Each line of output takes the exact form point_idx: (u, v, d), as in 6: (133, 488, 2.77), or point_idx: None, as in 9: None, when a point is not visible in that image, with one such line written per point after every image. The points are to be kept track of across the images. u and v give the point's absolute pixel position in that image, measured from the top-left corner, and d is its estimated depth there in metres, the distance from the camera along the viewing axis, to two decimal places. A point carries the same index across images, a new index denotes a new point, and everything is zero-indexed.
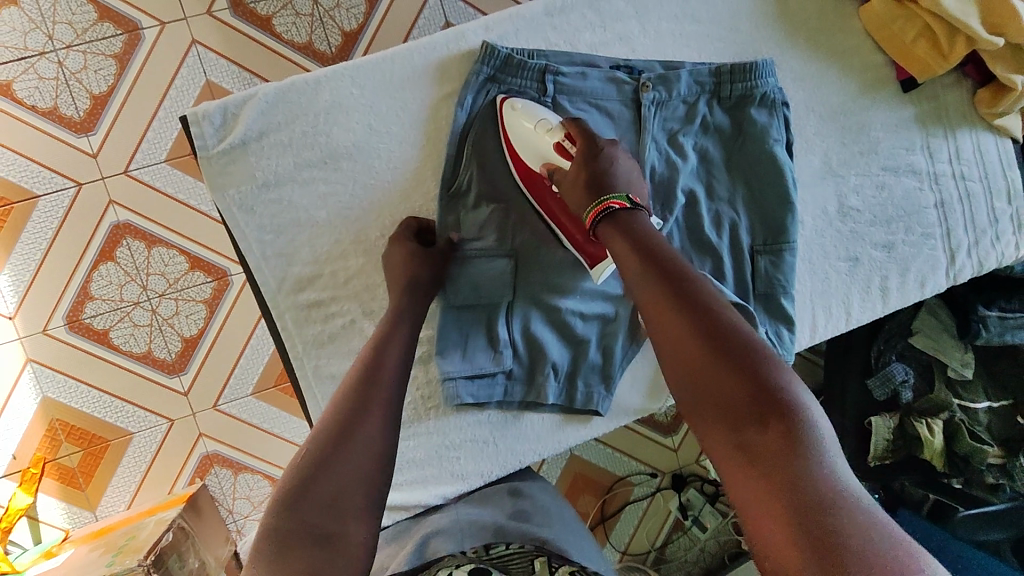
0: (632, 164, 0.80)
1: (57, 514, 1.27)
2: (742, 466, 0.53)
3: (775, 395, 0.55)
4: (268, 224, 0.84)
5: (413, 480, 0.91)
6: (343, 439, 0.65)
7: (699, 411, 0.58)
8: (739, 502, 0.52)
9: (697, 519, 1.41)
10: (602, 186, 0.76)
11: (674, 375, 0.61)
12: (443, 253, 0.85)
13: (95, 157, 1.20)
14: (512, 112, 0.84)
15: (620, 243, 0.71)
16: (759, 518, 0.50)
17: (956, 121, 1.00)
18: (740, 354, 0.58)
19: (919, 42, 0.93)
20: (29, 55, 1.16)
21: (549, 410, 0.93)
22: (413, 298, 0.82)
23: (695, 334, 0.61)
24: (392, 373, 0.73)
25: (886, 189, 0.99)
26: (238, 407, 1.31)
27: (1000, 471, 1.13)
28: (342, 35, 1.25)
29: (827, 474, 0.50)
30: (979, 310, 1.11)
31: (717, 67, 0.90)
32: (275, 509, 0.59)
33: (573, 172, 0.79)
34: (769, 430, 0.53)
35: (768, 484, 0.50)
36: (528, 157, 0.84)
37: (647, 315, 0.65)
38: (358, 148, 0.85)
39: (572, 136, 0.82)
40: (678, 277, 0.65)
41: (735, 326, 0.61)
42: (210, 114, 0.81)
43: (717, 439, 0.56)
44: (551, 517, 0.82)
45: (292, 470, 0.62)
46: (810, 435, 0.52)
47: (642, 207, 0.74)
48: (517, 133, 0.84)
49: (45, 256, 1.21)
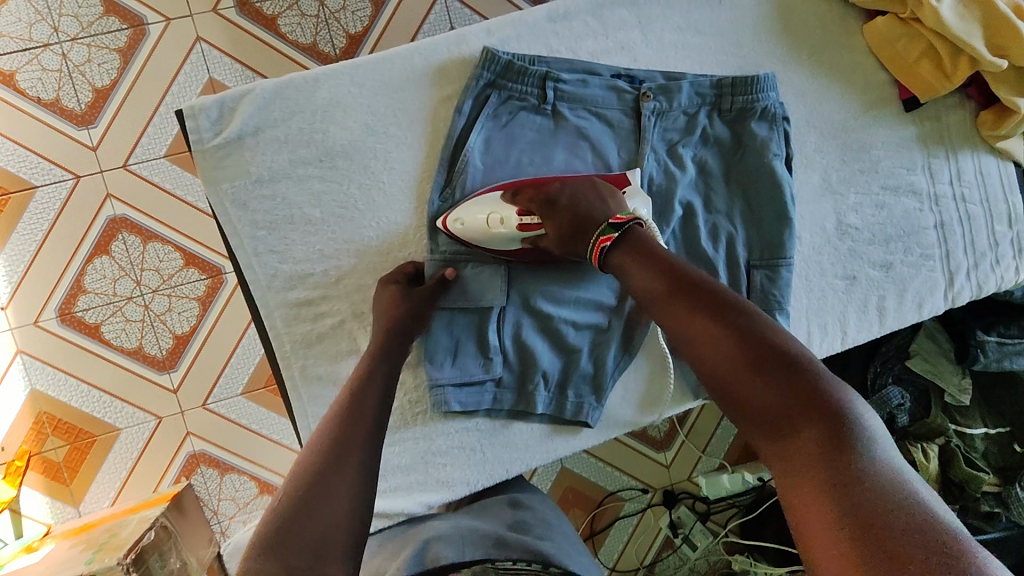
0: (583, 182, 0.81)
1: (40, 508, 1.25)
2: (789, 470, 0.53)
3: (814, 394, 0.54)
4: (261, 220, 0.83)
5: (398, 487, 0.89)
6: (321, 473, 0.66)
7: (739, 417, 0.58)
8: (790, 507, 0.51)
9: (688, 538, 1.39)
10: (587, 234, 0.76)
11: (707, 383, 0.61)
12: (430, 290, 0.83)
13: (95, 150, 1.20)
14: (462, 229, 0.83)
15: (627, 258, 0.71)
16: (810, 523, 0.49)
17: (957, 143, 1.00)
18: (773, 355, 0.58)
19: (922, 61, 0.93)
20: (33, 46, 1.16)
21: (538, 420, 0.91)
22: (397, 339, 0.81)
23: (723, 339, 0.60)
24: (373, 404, 0.74)
25: (886, 208, 0.98)
26: (227, 407, 1.30)
27: (995, 498, 1.11)
28: (346, 37, 1.24)
29: (877, 469, 0.49)
30: (978, 335, 1.09)
31: (719, 80, 0.90)
32: (253, 557, 0.60)
33: (553, 233, 0.80)
34: (811, 433, 0.53)
35: (812, 489, 0.50)
36: (501, 244, 0.84)
37: (669, 325, 0.65)
38: (354, 146, 0.85)
39: (523, 208, 0.82)
40: (693, 284, 0.65)
41: (763, 327, 0.60)
42: (207, 108, 0.80)
43: (762, 443, 0.56)
44: (552, 531, 0.83)
45: (271, 516, 0.63)
46: (855, 430, 0.52)
47: (632, 223, 0.73)
48: (482, 240, 0.84)
49: (40, 248, 1.20)
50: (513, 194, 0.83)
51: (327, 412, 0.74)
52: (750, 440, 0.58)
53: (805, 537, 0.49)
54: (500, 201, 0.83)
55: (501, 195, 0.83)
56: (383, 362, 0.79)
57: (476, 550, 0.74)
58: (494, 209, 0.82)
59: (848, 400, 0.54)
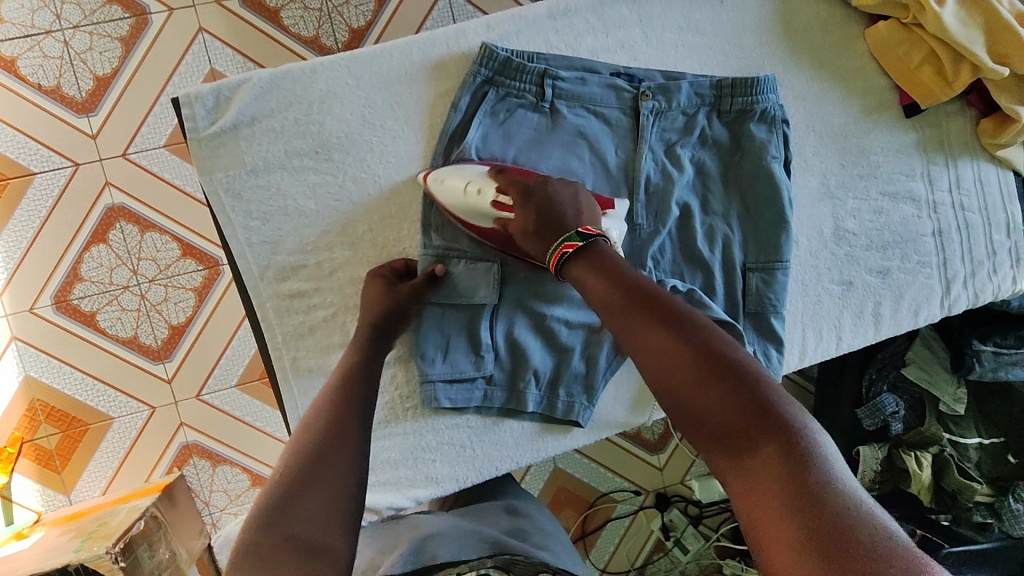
0: (566, 188, 0.79)
1: (31, 495, 1.25)
2: (747, 491, 0.50)
3: (769, 411, 0.52)
4: (255, 210, 0.83)
5: (386, 482, 0.88)
6: (318, 457, 0.66)
7: (696, 436, 0.55)
8: (751, 528, 0.48)
9: (679, 541, 1.39)
10: (552, 234, 0.74)
11: (663, 400, 0.59)
12: (414, 288, 0.83)
13: (94, 138, 1.19)
14: (439, 190, 0.82)
15: (585, 270, 0.69)
16: (771, 546, 0.46)
17: (957, 150, 0.99)
18: (730, 371, 0.56)
19: (923, 67, 0.92)
20: (35, 32, 1.16)
21: (529, 418, 0.91)
22: (381, 339, 0.81)
23: (679, 354, 0.58)
24: (361, 397, 0.74)
25: (884, 213, 0.97)
26: (221, 399, 1.30)
27: (988, 509, 1.11)
28: (349, 31, 1.24)
29: (835, 486, 0.47)
30: (974, 344, 1.08)
31: (718, 80, 0.89)
32: (254, 527, 0.60)
33: (519, 222, 0.78)
34: (768, 449, 0.50)
35: (772, 507, 0.47)
36: (472, 218, 0.83)
37: (625, 340, 0.63)
38: (350, 138, 0.84)
39: (502, 187, 0.80)
40: (649, 297, 0.64)
41: (718, 342, 0.59)
42: (203, 96, 0.80)
43: (717, 459, 0.53)
44: (549, 539, 0.82)
45: (268, 494, 0.63)
46: (811, 447, 0.50)
47: (597, 236, 0.72)
48: (455, 206, 0.82)
49: (37, 234, 1.20)
50: (499, 171, 0.81)
51: (311, 406, 0.74)
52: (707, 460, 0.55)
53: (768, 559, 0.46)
54: (483, 174, 0.82)
55: (486, 170, 0.82)
56: (368, 362, 0.78)
57: (467, 551, 0.74)
58: (474, 178, 0.81)
59: (801, 418, 0.52)
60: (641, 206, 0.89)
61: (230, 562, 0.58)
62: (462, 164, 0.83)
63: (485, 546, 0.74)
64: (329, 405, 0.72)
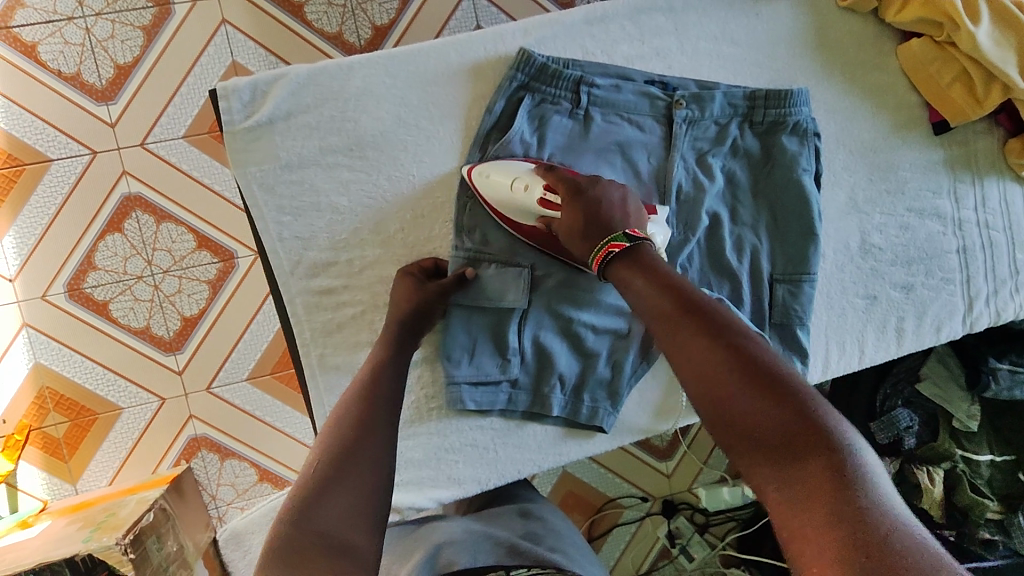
0: (615, 190, 0.78)
1: (37, 483, 1.25)
2: (789, 502, 0.50)
3: (816, 425, 0.52)
4: (287, 206, 0.83)
5: (409, 481, 0.88)
6: (348, 453, 0.66)
7: (735, 445, 0.55)
8: (791, 538, 0.49)
9: (685, 548, 1.39)
10: (597, 232, 0.73)
11: (704, 406, 0.58)
12: (443, 286, 0.82)
13: (113, 127, 1.19)
14: (485, 185, 0.82)
15: (632, 272, 0.69)
16: (812, 559, 0.46)
17: (984, 168, 1.00)
18: (778, 383, 0.55)
19: (954, 85, 0.93)
20: (57, 19, 1.15)
21: (552, 422, 0.91)
22: (409, 336, 0.81)
23: (726, 361, 0.58)
24: (389, 395, 0.74)
25: (910, 230, 0.98)
26: (232, 392, 1.29)
27: (997, 526, 1.12)
28: (372, 29, 1.24)
29: (880, 506, 0.47)
30: (990, 362, 1.09)
31: (752, 91, 0.89)
32: (286, 523, 0.60)
33: (565, 222, 0.77)
34: (813, 463, 0.50)
35: (817, 520, 0.47)
36: (516, 216, 0.83)
37: (668, 344, 0.63)
38: (384, 136, 0.84)
39: (549, 185, 0.79)
40: (699, 305, 0.63)
41: (766, 353, 0.58)
42: (240, 89, 0.80)
43: (757, 468, 0.53)
44: (563, 542, 0.82)
45: (298, 490, 0.63)
46: (859, 467, 0.50)
47: (643, 240, 0.71)
48: (501, 203, 0.82)
49: (52, 221, 1.19)
50: (547, 169, 0.81)
51: (338, 402, 0.73)
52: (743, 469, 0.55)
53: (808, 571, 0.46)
54: (531, 172, 0.81)
55: (534, 167, 0.82)
56: (397, 361, 0.78)
57: (490, 556, 0.73)
58: (523, 175, 0.81)
59: (850, 437, 0.52)
60: (672, 214, 0.89)
61: (264, 554, 0.58)
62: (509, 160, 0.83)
63: (504, 551, 0.74)
64: (355, 401, 0.72)
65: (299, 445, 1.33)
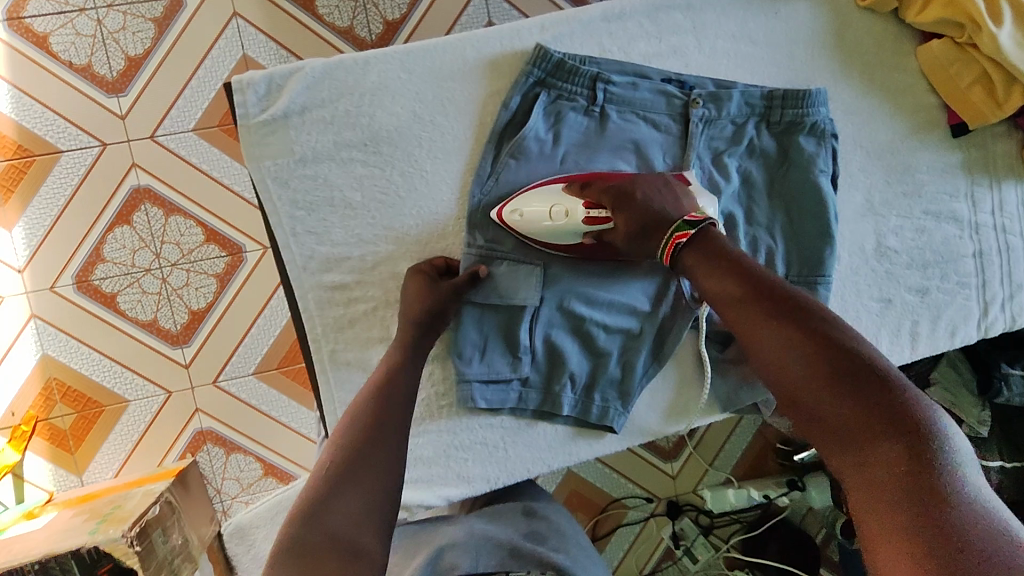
0: (658, 181, 0.79)
1: (43, 474, 1.25)
2: (861, 487, 0.52)
3: (893, 410, 0.53)
4: (300, 200, 0.82)
5: (418, 479, 0.88)
6: (361, 451, 0.66)
7: (813, 430, 0.57)
8: (865, 519, 0.51)
9: (689, 551, 1.36)
10: (659, 229, 0.74)
11: (776, 393, 0.60)
12: (456, 285, 0.81)
13: (123, 119, 1.19)
14: (520, 221, 0.81)
15: (696, 256, 0.69)
16: (882, 539, 0.48)
17: (1001, 171, 0.99)
18: (855, 368, 0.56)
19: (974, 88, 0.92)
20: (69, 10, 1.15)
21: (562, 421, 0.90)
22: (424, 336, 0.80)
23: (800, 346, 0.58)
24: (405, 391, 0.74)
25: (926, 233, 0.97)
26: (239, 386, 1.29)
27: None
28: (384, 23, 1.23)
29: (959, 489, 0.48)
30: (1002, 368, 1.06)
31: (769, 91, 0.88)
32: (295, 526, 0.59)
33: (621, 228, 0.77)
34: (889, 449, 0.51)
35: (893, 502, 0.49)
36: (559, 240, 0.83)
37: (740, 329, 0.64)
38: (399, 132, 0.83)
39: (589, 201, 0.80)
40: (770, 290, 0.63)
41: (844, 337, 0.58)
42: (255, 83, 0.79)
43: (836, 453, 0.55)
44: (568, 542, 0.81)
45: (308, 491, 0.62)
46: (937, 448, 0.50)
47: (706, 223, 0.71)
48: (541, 233, 0.82)
49: (61, 214, 1.19)
50: (580, 187, 0.81)
51: (354, 400, 0.73)
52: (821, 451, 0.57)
53: (881, 550, 0.48)
54: (562, 193, 0.81)
55: (564, 188, 0.82)
56: (410, 358, 0.78)
57: None
58: (558, 200, 0.81)
59: (930, 418, 0.52)
60: None
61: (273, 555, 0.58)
62: (535, 186, 0.82)
63: None
64: (373, 397, 0.72)
65: (306, 440, 1.33)
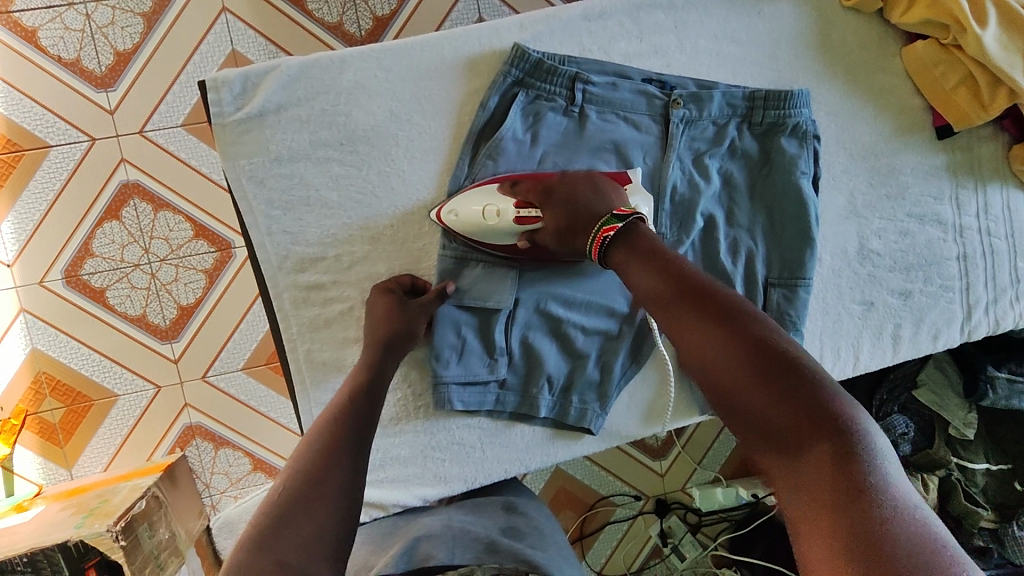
0: (586, 180, 0.80)
1: (32, 468, 1.25)
2: (792, 488, 0.51)
3: (819, 410, 0.52)
4: (277, 199, 0.82)
5: (395, 478, 0.88)
6: (318, 470, 0.64)
7: (746, 431, 0.56)
8: (794, 519, 0.50)
9: (677, 548, 1.37)
10: (587, 225, 0.75)
11: (712, 392, 0.60)
12: (426, 304, 0.82)
13: (111, 114, 1.18)
14: (457, 222, 0.82)
15: (628, 257, 0.69)
16: (808, 539, 0.47)
17: (987, 174, 0.98)
18: (782, 368, 0.55)
19: (959, 89, 0.91)
20: (57, 4, 1.15)
21: (540, 422, 0.90)
22: (391, 352, 0.80)
23: (730, 347, 0.58)
24: (367, 406, 0.73)
25: (910, 236, 0.96)
26: (226, 381, 1.29)
27: (989, 534, 1.13)
28: (373, 19, 1.22)
29: (883, 490, 0.47)
30: (988, 370, 1.07)
31: (751, 91, 0.88)
32: (248, 549, 0.57)
33: (551, 226, 0.79)
34: (816, 450, 0.51)
35: (818, 502, 0.48)
36: (494, 241, 0.83)
37: (672, 330, 0.63)
38: (377, 132, 0.83)
39: (520, 201, 0.81)
40: (700, 290, 0.63)
41: (771, 337, 0.58)
42: (231, 81, 0.79)
43: (767, 454, 0.54)
44: (545, 539, 0.81)
45: (264, 512, 0.60)
46: (861, 448, 0.50)
47: (633, 217, 0.73)
48: (478, 235, 0.82)
49: (50, 208, 1.19)
50: (512, 188, 0.82)
51: (320, 416, 0.72)
52: (754, 452, 0.56)
53: (808, 551, 0.47)
54: (496, 193, 0.82)
55: (498, 189, 0.82)
56: (376, 373, 0.78)
57: (469, 553, 0.73)
58: (490, 201, 0.81)
59: (858, 419, 0.51)
60: (666, 215, 0.88)
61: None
62: (471, 188, 0.83)
63: (483, 549, 0.73)
64: (336, 412, 0.71)
65: (294, 436, 1.33)
